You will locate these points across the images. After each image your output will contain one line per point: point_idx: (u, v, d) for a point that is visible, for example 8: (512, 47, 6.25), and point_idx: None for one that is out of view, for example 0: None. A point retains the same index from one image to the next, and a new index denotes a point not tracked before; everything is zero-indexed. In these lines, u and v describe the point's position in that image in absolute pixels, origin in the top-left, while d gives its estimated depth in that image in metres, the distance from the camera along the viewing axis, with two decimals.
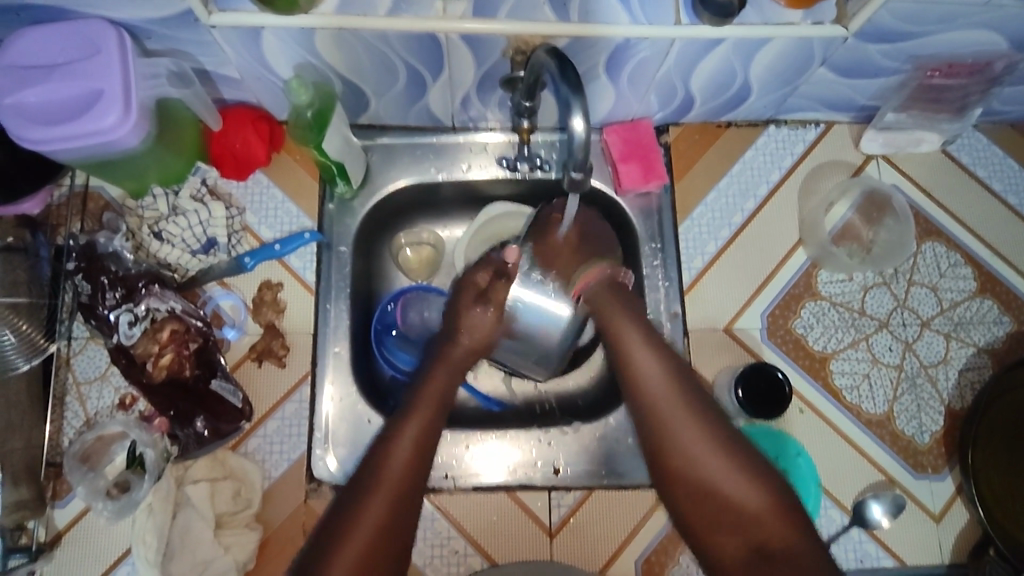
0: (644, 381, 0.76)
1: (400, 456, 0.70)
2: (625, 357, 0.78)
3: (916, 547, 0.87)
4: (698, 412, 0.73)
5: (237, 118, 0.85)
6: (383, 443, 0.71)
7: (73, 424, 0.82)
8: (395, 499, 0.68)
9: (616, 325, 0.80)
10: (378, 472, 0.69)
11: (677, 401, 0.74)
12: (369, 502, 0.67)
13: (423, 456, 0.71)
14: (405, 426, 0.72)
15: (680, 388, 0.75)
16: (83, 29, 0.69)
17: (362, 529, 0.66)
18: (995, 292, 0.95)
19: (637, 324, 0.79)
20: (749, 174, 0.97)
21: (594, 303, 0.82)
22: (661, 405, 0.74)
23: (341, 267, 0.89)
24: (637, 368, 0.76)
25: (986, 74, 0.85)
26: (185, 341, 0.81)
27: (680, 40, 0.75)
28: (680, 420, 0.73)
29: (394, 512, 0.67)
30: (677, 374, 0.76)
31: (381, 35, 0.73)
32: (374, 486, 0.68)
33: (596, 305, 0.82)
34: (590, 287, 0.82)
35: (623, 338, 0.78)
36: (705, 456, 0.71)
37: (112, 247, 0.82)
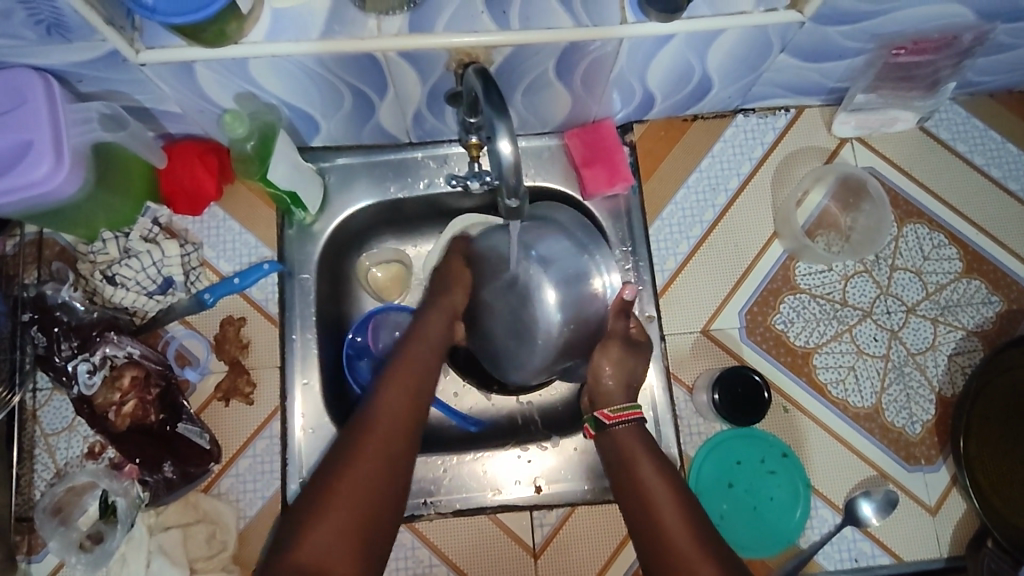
0: (647, 493, 0.72)
1: (394, 409, 0.73)
2: (630, 472, 0.74)
3: (912, 541, 0.84)
4: (694, 527, 0.69)
5: (182, 154, 0.83)
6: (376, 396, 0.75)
7: (43, 476, 0.81)
8: (382, 456, 0.70)
9: (631, 455, 0.75)
10: (379, 400, 0.74)
11: (670, 511, 0.70)
12: (358, 462, 0.69)
13: (425, 383, 0.77)
14: (394, 384, 0.76)
15: (690, 527, 0.69)
16: (7, 80, 0.66)
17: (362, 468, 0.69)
18: (981, 272, 0.92)
19: (642, 442, 0.76)
20: (719, 168, 0.93)
21: (617, 441, 0.77)
22: (656, 514, 0.70)
23: (306, 295, 0.88)
24: (644, 487, 0.72)
25: (955, 47, 0.81)
26: (147, 387, 0.80)
27: (628, 39, 0.72)
28: (669, 511, 0.70)
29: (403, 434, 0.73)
30: (680, 493, 0.72)
31: (314, 59, 0.70)
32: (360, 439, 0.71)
33: (620, 448, 0.76)
34: (620, 424, 0.78)
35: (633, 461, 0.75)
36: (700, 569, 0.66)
37: (61, 298, 0.80)
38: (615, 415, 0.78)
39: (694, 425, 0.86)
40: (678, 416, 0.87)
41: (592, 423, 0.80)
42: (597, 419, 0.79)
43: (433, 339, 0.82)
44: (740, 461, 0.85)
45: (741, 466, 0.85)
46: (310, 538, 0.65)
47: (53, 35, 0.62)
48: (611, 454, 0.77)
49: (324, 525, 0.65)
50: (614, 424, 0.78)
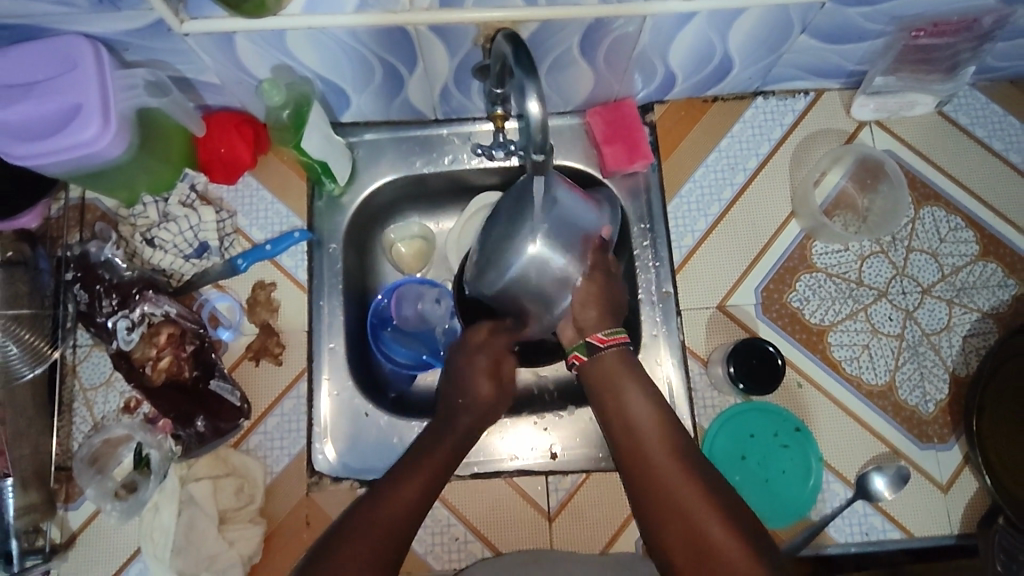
0: (630, 420, 0.74)
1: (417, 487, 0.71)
2: (614, 405, 0.75)
3: (923, 518, 0.85)
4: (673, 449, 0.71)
5: (220, 123, 0.87)
6: (403, 470, 0.73)
7: (82, 428, 0.84)
8: (386, 546, 0.67)
9: (616, 384, 0.76)
10: (375, 515, 0.68)
11: (653, 445, 0.72)
12: (366, 543, 0.66)
13: (424, 502, 0.71)
14: (408, 485, 0.71)
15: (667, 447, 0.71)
16: (59, 45, 0.70)
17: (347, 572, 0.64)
18: (998, 255, 0.92)
19: (627, 371, 0.76)
20: (737, 149, 0.95)
21: (602, 368, 0.77)
22: (639, 444, 0.72)
23: (333, 263, 0.91)
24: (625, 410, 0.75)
25: (975, 31, 0.82)
26: (182, 344, 0.84)
27: (651, 16, 0.74)
28: (654, 446, 0.71)
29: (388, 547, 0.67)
30: (665, 424, 0.73)
31: (349, 31, 0.73)
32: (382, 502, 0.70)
33: (602, 373, 0.77)
34: (609, 347, 0.77)
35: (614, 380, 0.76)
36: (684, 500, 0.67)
37: (104, 256, 0.85)
38: (608, 339, 0.77)
39: (708, 397, 0.88)
40: (693, 389, 0.89)
41: (581, 347, 0.78)
42: (589, 342, 0.77)
43: (469, 422, 0.80)
44: (754, 434, 0.87)
45: (755, 439, 0.86)
46: None
47: (105, 3, 0.66)
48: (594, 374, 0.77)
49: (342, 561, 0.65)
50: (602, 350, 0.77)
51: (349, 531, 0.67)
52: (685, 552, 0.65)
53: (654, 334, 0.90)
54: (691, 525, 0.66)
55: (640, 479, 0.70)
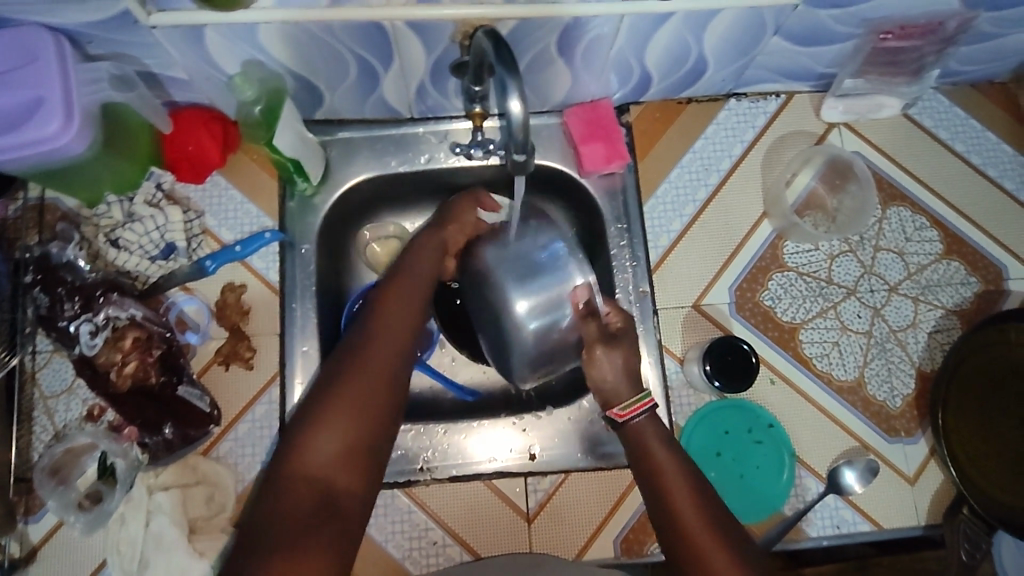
0: (659, 472, 0.73)
1: (387, 352, 0.70)
2: (651, 471, 0.73)
3: (892, 510, 0.87)
4: (704, 503, 0.70)
5: (189, 120, 0.84)
6: (366, 341, 0.70)
7: (42, 438, 0.81)
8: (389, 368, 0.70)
9: (650, 448, 0.75)
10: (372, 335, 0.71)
11: (685, 504, 0.70)
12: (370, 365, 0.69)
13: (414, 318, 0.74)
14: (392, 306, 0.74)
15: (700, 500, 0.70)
16: (18, 37, 0.67)
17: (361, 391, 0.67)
18: (961, 254, 0.95)
19: (660, 436, 0.75)
20: (711, 149, 0.96)
21: (634, 436, 0.76)
22: (673, 509, 0.70)
23: (306, 265, 0.89)
24: (653, 458, 0.74)
25: (939, 34, 0.84)
26: (149, 349, 0.81)
27: (629, 15, 0.74)
28: (687, 507, 0.69)
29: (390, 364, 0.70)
30: (693, 482, 0.71)
31: (323, 26, 0.72)
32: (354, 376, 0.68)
33: (634, 440, 0.76)
34: (636, 417, 0.77)
35: (643, 440, 0.75)
36: (716, 562, 0.66)
37: (67, 257, 0.82)
38: (626, 413, 0.77)
39: (684, 396, 0.89)
40: (670, 388, 0.89)
41: (607, 421, 0.79)
42: (610, 418, 0.78)
43: (415, 286, 0.77)
44: (729, 431, 0.88)
45: (730, 436, 0.88)
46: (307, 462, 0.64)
47: None
48: (628, 445, 0.77)
49: (327, 437, 0.65)
50: (631, 416, 0.77)
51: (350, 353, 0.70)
52: None
53: None
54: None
55: (673, 539, 0.68)
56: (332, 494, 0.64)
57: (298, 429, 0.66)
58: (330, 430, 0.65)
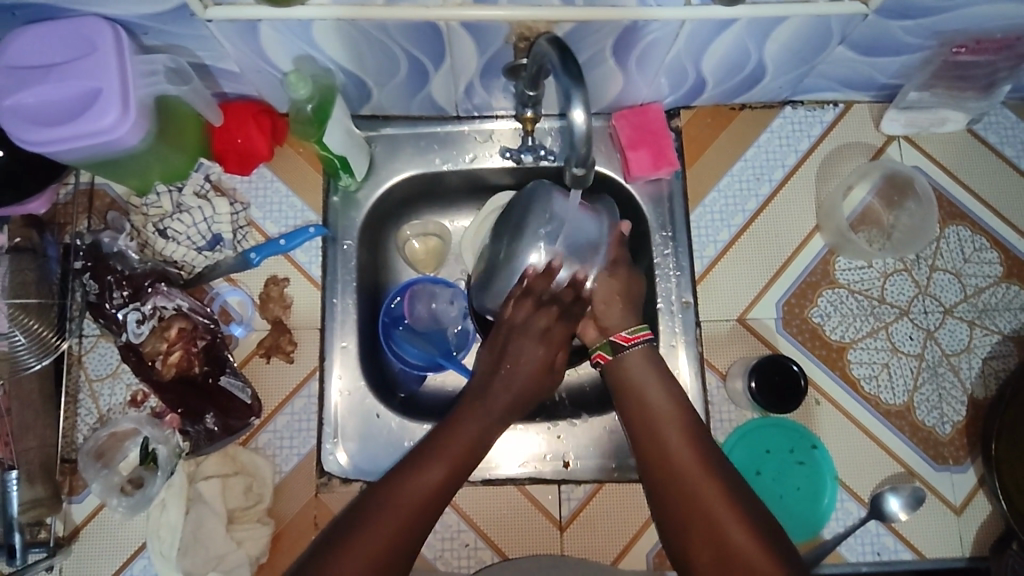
0: (654, 421, 0.74)
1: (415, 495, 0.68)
2: (640, 414, 0.75)
3: (936, 539, 0.85)
4: (698, 448, 0.72)
5: (238, 113, 0.85)
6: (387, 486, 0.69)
7: (87, 421, 0.82)
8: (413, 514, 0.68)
9: (640, 383, 0.77)
10: (398, 484, 0.69)
11: (674, 437, 0.73)
12: (393, 510, 0.67)
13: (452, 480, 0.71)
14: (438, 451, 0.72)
15: (694, 448, 0.72)
16: (79, 27, 0.68)
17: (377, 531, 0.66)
18: (1021, 278, 0.91)
19: (654, 371, 0.77)
20: (764, 158, 0.93)
21: (625, 373, 0.78)
22: (662, 445, 0.72)
23: (347, 261, 0.89)
24: (646, 405, 0.75)
25: (1016, 49, 0.80)
26: (193, 339, 0.82)
27: (690, 21, 0.72)
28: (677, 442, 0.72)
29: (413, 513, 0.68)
30: (691, 430, 0.73)
31: (378, 25, 0.71)
32: (382, 511, 0.67)
33: (623, 384, 0.78)
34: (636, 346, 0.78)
35: (636, 389, 0.77)
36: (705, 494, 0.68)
37: (117, 247, 0.83)
38: (632, 338, 0.78)
39: (725, 411, 0.87)
40: (710, 402, 0.87)
41: (606, 347, 0.79)
42: (613, 342, 0.79)
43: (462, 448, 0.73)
44: (770, 450, 0.86)
45: (770, 455, 0.86)
46: None
47: None
48: (618, 390, 0.78)
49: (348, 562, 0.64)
50: (624, 357, 0.78)
51: (375, 500, 0.68)
52: (706, 549, 0.67)
53: (672, 345, 0.89)
54: (719, 525, 0.67)
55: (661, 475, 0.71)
56: None
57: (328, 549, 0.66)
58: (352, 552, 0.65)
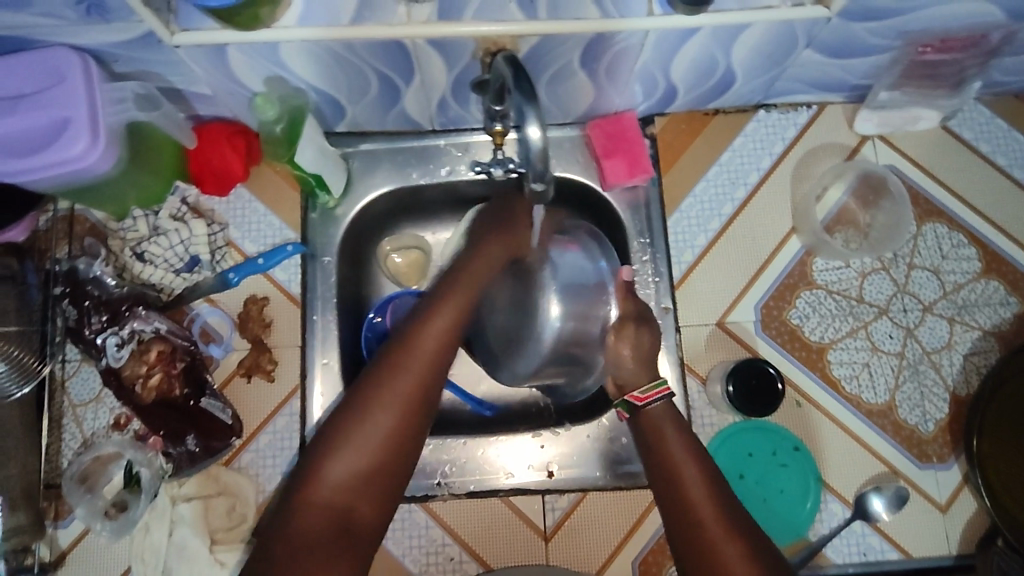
0: (674, 463, 0.71)
1: (421, 367, 0.69)
2: (657, 447, 0.73)
3: (921, 538, 0.85)
4: (717, 494, 0.68)
5: (211, 135, 0.85)
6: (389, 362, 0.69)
7: (71, 445, 0.83)
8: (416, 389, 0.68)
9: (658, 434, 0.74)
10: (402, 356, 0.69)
11: (694, 477, 0.69)
12: (392, 387, 0.67)
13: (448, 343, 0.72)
14: (434, 319, 0.72)
15: (715, 500, 0.68)
16: (46, 58, 0.68)
17: (381, 412, 0.67)
18: (1000, 273, 0.92)
19: (674, 423, 0.74)
20: (738, 162, 0.94)
21: (649, 423, 0.75)
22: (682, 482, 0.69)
23: (326, 277, 0.89)
24: (665, 443, 0.72)
25: (983, 47, 0.81)
26: (173, 361, 0.82)
27: (654, 31, 0.72)
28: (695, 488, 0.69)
29: (416, 393, 0.68)
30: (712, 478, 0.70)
31: (344, 44, 0.72)
32: (387, 381, 0.68)
33: (647, 428, 0.75)
34: (652, 403, 0.75)
35: (660, 433, 0.73)
36: (717, 536, 0.65)
37: (93, 272, 0.84)
38: (646, 397, 0.76)
39: (706, 416, 0.87)
40: (691, 407, 0.87)
41: (625, 406, 0.78)
42: (628, 402, 0.77)
43: (456, 304, 0.74)
44: (752, 453, 0.86)
45: (753, 458, 0.86)
46: (321, 481, 0.65)
47: (92, 16, 0.64)
48: (642, 431, 0.75)
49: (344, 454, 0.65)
50: (649, 404, 0.75)
51: (377, 373, 0.69)
52: None
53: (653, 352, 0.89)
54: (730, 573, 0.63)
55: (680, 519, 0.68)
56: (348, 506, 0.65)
57: (322, 440, 0.67)
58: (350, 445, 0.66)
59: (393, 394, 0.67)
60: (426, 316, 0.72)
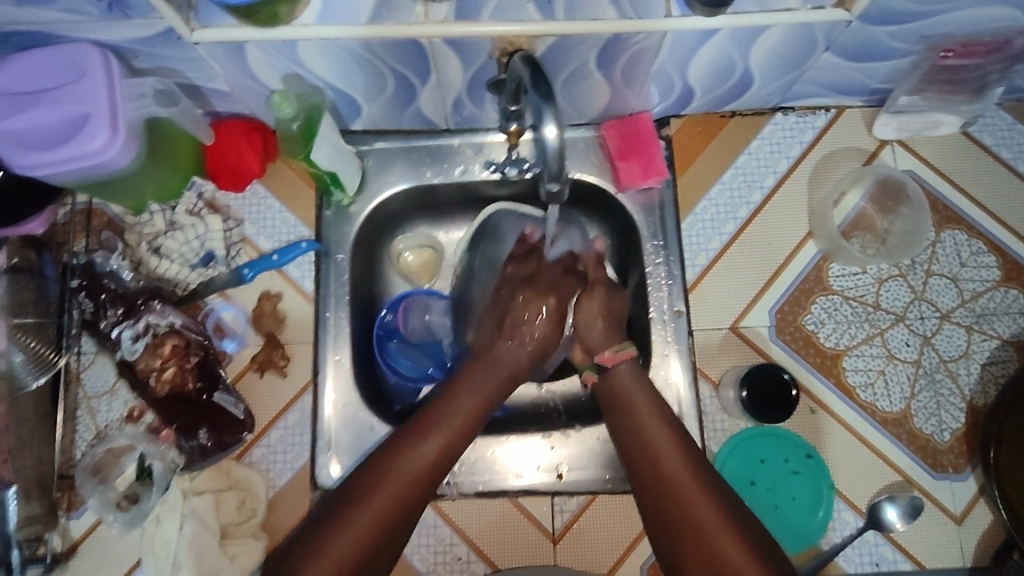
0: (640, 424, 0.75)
1: (402, 479, 0.70)
2: (623, 410, 0.77)
3: (936, 550, 0.83)
4: (683, 451, 0.73)
5: (230, 131, 0.86)
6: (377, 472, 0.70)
7: (85, 437, 0.84)
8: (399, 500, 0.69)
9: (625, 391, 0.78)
10: (388, 467, 0.70)
11: (661, 436, 0.74)
12: (374, 501, 0.68)
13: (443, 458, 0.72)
14: (428, 432, 0.73)
15: (682, 455, 0.72)
16: (68, 52, 0.69)
17: (361, 520, 0.67)
18: (1020, 281, 0.90)
19: (640, 383, 0.79)
20: (754, 165, 0.93)
21: (615, 384, 0.79)
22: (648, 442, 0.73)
23: (340, 274, 0.90)
24: (631, 408, 0.77)
25: (1006, 52, 0.80)
26: (187, 355, 0.82)
27: (671, 32, 0.72)
28: (665, 446, 0.73)
29: (396, 505, 0.69)
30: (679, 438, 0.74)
31: (361, 43, 0.72)
32: (372, 490, 0.69)
33: (613, 391, 0.79)
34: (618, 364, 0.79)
35: (627, 398, 0.78)
36: (676, 477, 0.70)
37: (110, 266, 0.84)
38: (615, 358, 0.80)
39: (718, 421, 0.87)
40: (703, 412, 0.87)
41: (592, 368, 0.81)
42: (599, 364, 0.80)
43: (462, 415, 0.75)
44: (764, 460, 0.85)
45: (765, 465, 0.85)
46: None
47: (114, 12, 0.64)
48: (607, 393, 0.80)
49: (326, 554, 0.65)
50: (617, 364, 0.79)
51: (365, 484, 0.69)
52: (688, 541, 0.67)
53: (665, 355, 0.88)
54: (699, 523, 0.67)
55: (642, 467, 0.72)
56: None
57: (301, 548, 0.67)
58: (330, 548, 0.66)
59: (370, 511, 0.68)
60: (419, 427, 0.73)
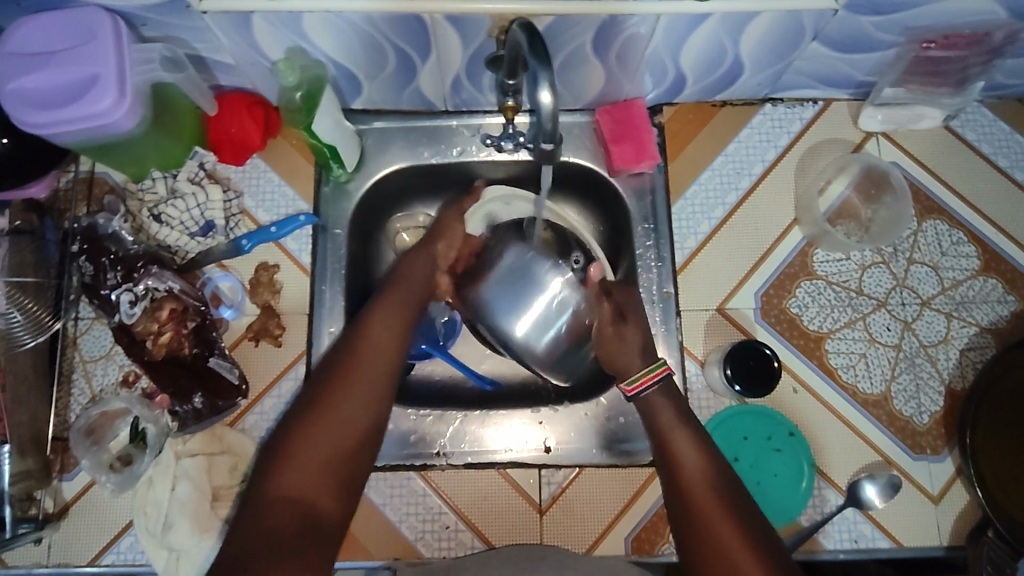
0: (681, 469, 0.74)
1: (368, 365, 0.73)
2: (665, 451, 0.76)
3: (914, 528, 0.85)
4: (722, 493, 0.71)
5: (232, 104, 0.88)
6: (342, 366, 0.72)
7: (80, 400, 0.85)
8: (366, 394, 0.71)
9: (668, 429, 0.77)
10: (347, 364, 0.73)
11: (700, 480, 0.72)
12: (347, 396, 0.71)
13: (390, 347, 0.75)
14: (376, 326, 0.76)
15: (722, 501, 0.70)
16: (80, 16, 0.71)
17: (337, 414, 0.69)
18: (999, 271, 0.93)
19: (680, 421, 0.77)
20: (744, 153, 0.96)
21: (648, 410, 0.79)
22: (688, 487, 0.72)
23: (337, 249, 0.91)
24: (672, 448, 0.75)
25: (985, 45, 0.83)
26: (184, 320, 0.85)
27: (666, 14, 0.75)
28: (701, 487, 0.72)
29: (364, 401, 0.71)
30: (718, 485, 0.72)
31: (365, 16, 0.74)
32: (338, 389, 0.71)
33: (650, 416, 0.79)
34: (645, 390, 0.79)
35: (668, 439, 0.76)
36: (714, 518, 0.69)
37: (112, 228, 0.86)
38: (637, 386, 0.80)
39: (703, 399, 0.89)
40: (689, 390, 0.89)
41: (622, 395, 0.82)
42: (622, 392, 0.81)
43: (400, 308, 0.80)
44: (747, 436, 0.87)
45: (748, 441, 0.87)
46: (278, 489, 0.65)
47: None
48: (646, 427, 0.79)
49: (298, 463, 0.66)
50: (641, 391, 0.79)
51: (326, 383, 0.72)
52: None
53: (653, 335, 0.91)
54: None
55: (684, 513, 0.71)
56: (308, 510, 0.64)
57: (274, 451, 0.67)
58: (307, 444, 0.67)
59: (346, 398, 0.70)
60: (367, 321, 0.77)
